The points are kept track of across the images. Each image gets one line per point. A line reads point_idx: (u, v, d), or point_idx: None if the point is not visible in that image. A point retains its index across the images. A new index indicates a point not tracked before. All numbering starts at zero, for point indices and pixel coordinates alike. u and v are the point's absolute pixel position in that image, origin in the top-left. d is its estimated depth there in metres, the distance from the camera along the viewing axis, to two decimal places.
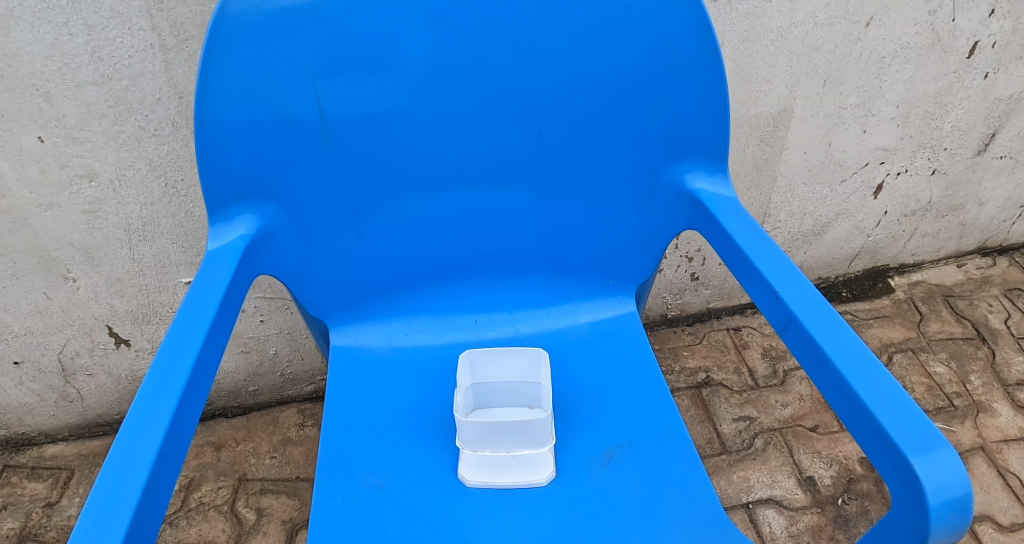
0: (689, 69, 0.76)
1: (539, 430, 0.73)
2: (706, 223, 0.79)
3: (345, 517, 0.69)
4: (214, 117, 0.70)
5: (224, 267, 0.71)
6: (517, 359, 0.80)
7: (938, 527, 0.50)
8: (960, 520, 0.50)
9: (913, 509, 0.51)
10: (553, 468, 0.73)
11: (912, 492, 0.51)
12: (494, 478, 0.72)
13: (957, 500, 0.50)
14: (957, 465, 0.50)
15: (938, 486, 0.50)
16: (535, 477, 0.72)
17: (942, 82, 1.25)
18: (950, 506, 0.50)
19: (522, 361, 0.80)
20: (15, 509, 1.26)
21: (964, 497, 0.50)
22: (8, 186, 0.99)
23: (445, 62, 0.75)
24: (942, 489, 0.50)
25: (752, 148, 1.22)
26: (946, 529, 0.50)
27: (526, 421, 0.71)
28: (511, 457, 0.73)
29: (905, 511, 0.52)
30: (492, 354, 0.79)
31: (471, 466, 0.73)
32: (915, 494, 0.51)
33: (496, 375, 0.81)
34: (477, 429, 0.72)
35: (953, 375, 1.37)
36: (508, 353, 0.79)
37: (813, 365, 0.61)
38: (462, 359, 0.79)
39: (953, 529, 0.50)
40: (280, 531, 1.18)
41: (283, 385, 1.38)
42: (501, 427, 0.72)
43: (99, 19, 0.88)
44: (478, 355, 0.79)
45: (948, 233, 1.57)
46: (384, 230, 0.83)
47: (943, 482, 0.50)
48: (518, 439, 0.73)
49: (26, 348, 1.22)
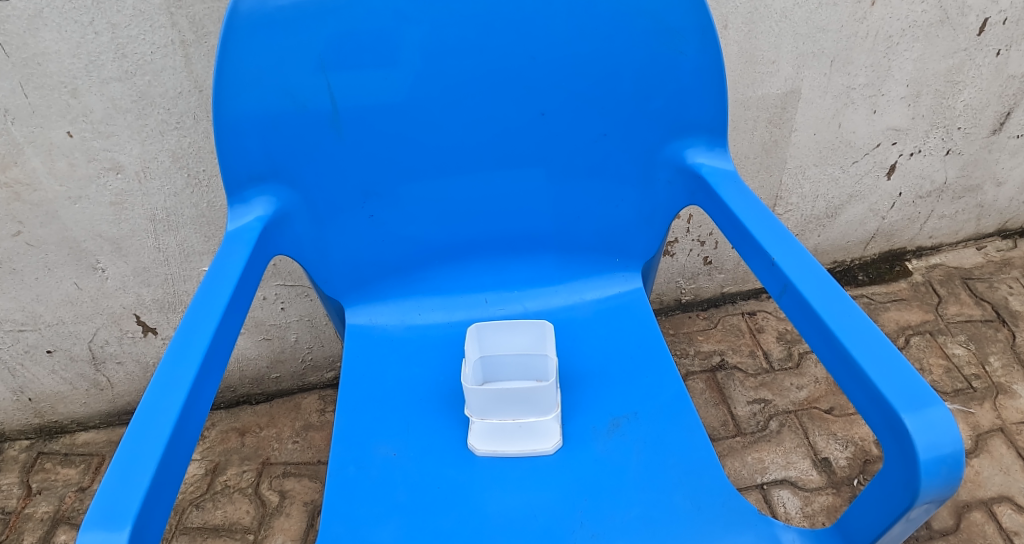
0: (685, 46, 0.77)
1: (545, 397, 0.74)
2: (707, 198, 0.80)
3: (357, 485, 0.71)
4: (229, 104, 0.73)
5: (241, 247, 0.74)
6: (522, 332, 0.82)
7: (930, 482, 0.51)
8: (952, 476, 0.50)
9: (904, 464, 0.52)
10: (559, 437, 0.75)
11: (904, 448, 0.52)
12: (503, 446, 0.74)
13: (948, 456, 0.51)
14: (949, 423, 0.51)
15: (927, 442, 0.51)
16: (542, 445, 0.74)
17: (952, 60, 1.25)
18: (940, 462, 0.51)
19: (527, 334, 0.82)
20: (49, 493, 1.32)
21: (955, 453, 0.51)
22: (39, 179, 1.04)
23: (448, 47, 0.77)
24: (932, 445, 0.51)
25: (761, 130, 1.23)
26: (936, 484, 0.51)
27: (531, 389, 0.73)
28: (519, 426, 0.75)
29: (899, 468, 0.53)
30: (499, 328, 0.81)
31: (480, 435, 0.75)
32: (906, 450, 0.52)
33: (503, 349, 0.83)
34: (484, 398, 0.74)
35: (971, 356, 1.36)
36: (514, 326, 0.81)
37: (810, 330, 0.62)
38: (468, 334, 0.80)
39: (945, 485, 0.51)
40: (302, 512, 1.22)
41: (304, 372, 1.41)
42: (507, 396, 0.74)
43: (122, 18, 0.92)
44: (485, 330, 0.81)
45: (966, 215, 1.55)
46: (395, 211, 0.85)
47: (933, 439, 0.51)
48: (526, 407, 0.75)
49: (58, 337, 1.27)
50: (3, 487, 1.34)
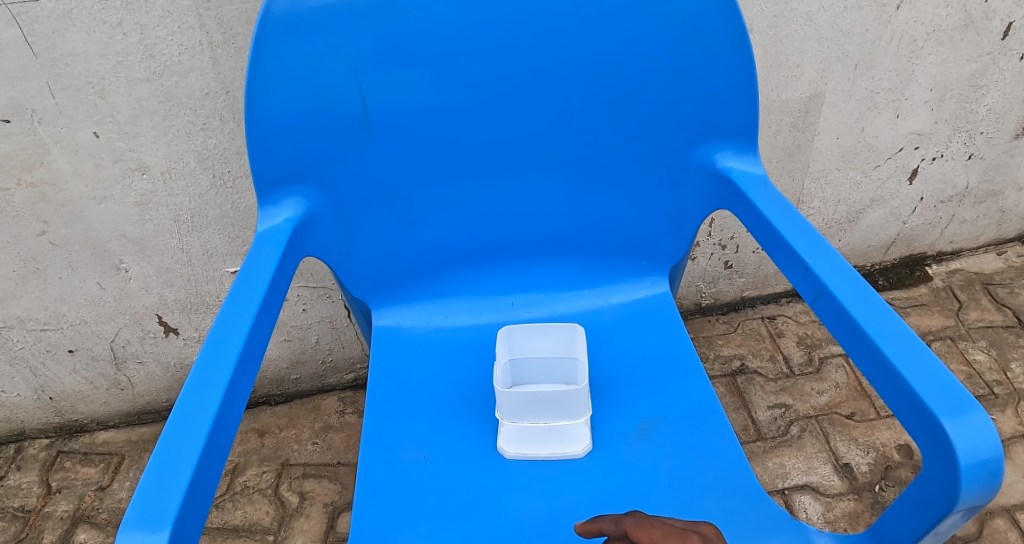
0: (716, 50, 0.77)
1: (575, 400, 0.75)
2: (737, 202, 0.80)
3: (386, 487, 0.71)
4: (263, 105, 0.74)
5: (272, 248, 0.74)
6: (552, 335, 0.82)
7: (969, 487, 0.50)
8: (993, 481, 0.50)
9: (944, 469, 0.52)
10: (589, 441, 0.75)
11: (943, 453, 0.52)
12: (532, 449, 0.74)
13: (988, 462, 0.50)
14: (989, 428, 0.51)
15: (967, 447, 0.50)
16: (572, 449, 0.74)
17: (976, 64, 1.24)
18: (981, 468, 0.50)
19: (557, 338, 0.82)
20: (68, 492, 1.32)
21: (995, 459, 0.50)
22: (65, 179, 1.05)
23: (480, 49, 0.77)
24: (972, 450, 0.50)
25: (784, 134, 1.22)
26: (976, 490, 0.50)
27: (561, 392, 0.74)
28: (548, 430, 0.75)
29: (938, 472, 0.52)
30: (529, 331, 0.82)
31: (509, 438, 0.75)
32: (945, 455, 0.51)
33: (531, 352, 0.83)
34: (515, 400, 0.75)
35: (992, 362, 1.35)
36: (544, 329, 0.82)
37: (845, 334, 0.61)
38: (500, 337, 0.82)
39: (984, 490, 0.50)
40: (322, 514, 1.22)
41: (324, 373, 1.41)
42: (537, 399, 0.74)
43: (151, 18, 0.92)
44: (515, 333, 0.82)
45: (987, 220, 1.54)
46: (423, 213, 0.85)
47: (973, 444, 0.50)
48: (556, 410, 0.75)
49: (80, 337, 1.28)
50: (23, 486, 1.34)
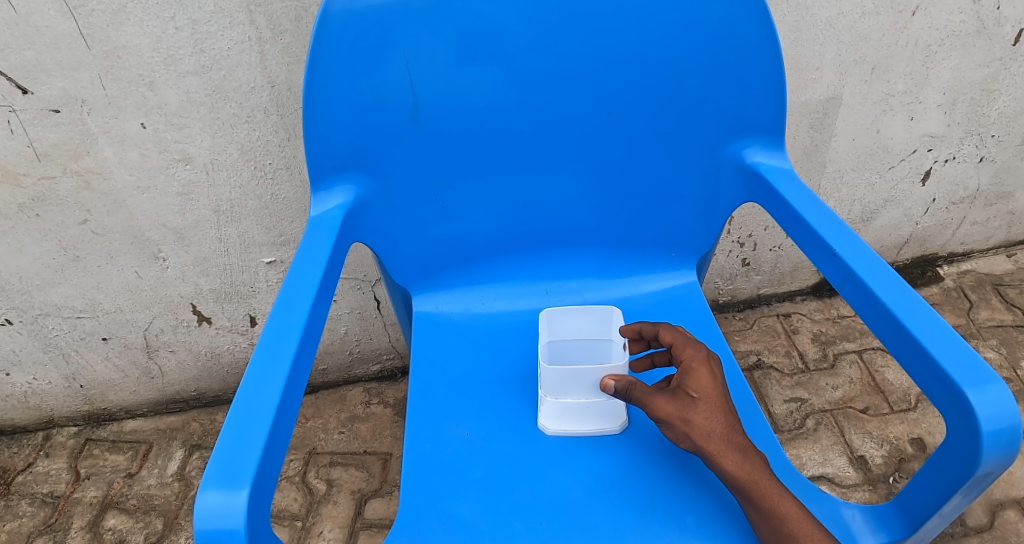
0: (749, 51, 0.81)
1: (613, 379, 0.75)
2: (766, 194, 0.83)
3: (433, 461, 0.75)
4: (320, 97, 0.78)
5: (325, 233, 0.78)
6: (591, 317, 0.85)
7: (990, 451, 0.54)
8: (1012, 446, 0.54)
9: (966, 435, 0.55)
10: (626, 417, 0.78)
11: (966, 420, 0.55)
12: (573, 426, 0.77)
13: (1007, 428, 0.54)
14: (1008, 398, 0.54)
15: (989, 415, 0.54)
16: (610, 425, 0.77)
17: (988, 69, 1.28)
18: (1001, 434, 0.54)
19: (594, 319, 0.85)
20: (98, 478, 1.35)
21: (1015, 426, 0.54)
22: (110, 169, 1.08)
23: (523, 47, 0.81)
24: (993, 418, 0.54)
25: (802, 135, 1.26)
26: (997, 454, 0.54)
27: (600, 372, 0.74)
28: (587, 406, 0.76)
29: (960, 438, 0.56)
30: (569, 313, 0.84)
31: (549, 415, 0.77)
32: (968, 422, 0.55)
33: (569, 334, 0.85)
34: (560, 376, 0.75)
35: (1003, 360, 1.38)
36: (582, 312, 0.85)
37: (872, 315, 0.65)
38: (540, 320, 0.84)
39: (1005, 455, 0.54)
40: (349, 500, 1.25)
41: (351, 364, 1.45)
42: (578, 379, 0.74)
43: (203, 14, 0.96)
44: (555, 316, 0.84)
45: (997, 222, 1.58)
46: (464, 202, 0.89)
47: (995, 412, 0.54)
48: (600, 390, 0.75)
49: (115, 325, 1.31)
50: (53, 472, 1.37)
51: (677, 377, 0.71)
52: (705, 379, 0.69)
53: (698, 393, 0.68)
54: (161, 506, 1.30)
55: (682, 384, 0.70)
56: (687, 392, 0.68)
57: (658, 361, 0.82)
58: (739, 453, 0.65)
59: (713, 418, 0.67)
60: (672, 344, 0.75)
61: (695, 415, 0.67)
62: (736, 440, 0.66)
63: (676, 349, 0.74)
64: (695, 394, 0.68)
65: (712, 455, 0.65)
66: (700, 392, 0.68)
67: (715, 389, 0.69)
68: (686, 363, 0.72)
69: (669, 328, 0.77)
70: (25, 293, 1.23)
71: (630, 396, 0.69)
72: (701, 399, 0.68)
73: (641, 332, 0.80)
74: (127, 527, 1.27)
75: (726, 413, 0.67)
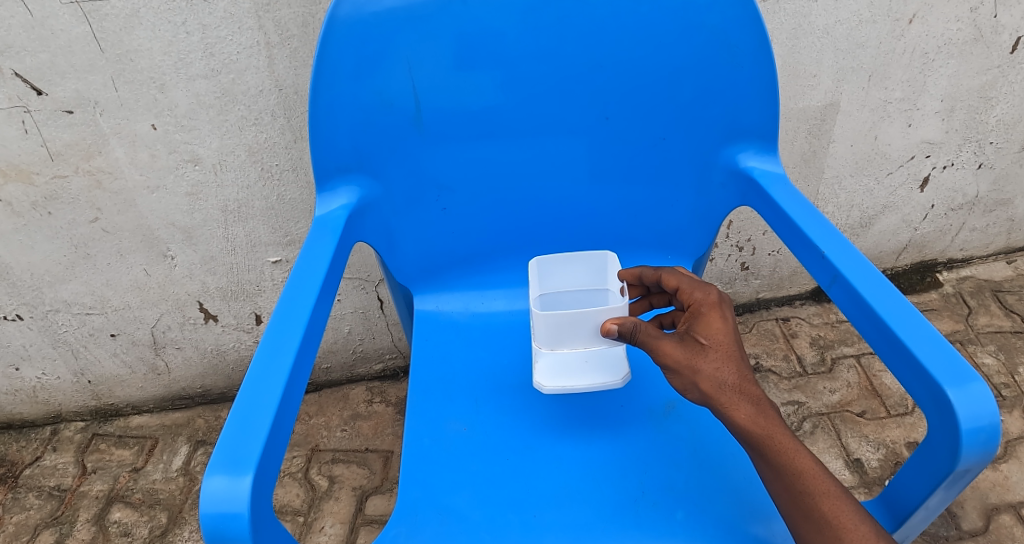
0: (742, 59, 0.83)
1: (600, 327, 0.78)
2: (759, 199, 0.85)
3: (432, 455, 0.77)
4: (325, 101, 0.80)
5: (329, 233, 0.80)
6: (585, 262, 0.88)
7: (970, 448, 0.57)
8: (990, 443, 0.57)
9: (947, 431, 0.58)
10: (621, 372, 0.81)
11: (946, 418, 0.58)
12: (570, 381, 0.81)
13: (986, 426, 0.56)
14: (988, 397, 0.57)
15: (969, 413, 0.57)
16: (607, 378, 0.81)
17: (986, 76, 1.29)
18: (980, 431, 0.57)
19: (589, 266, 0.88)
20: (104, 472, 1.37)
21: (993, 424, 0.56)
22: (121, 169, 1.11)
23: (524, 53, 0.83)
24: (972, 416, 0.57)
25: (800, 141, 1.28)
26: (976, 451, 0.57)
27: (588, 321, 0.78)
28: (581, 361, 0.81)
29: (940, 435, 0.59)
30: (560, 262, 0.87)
31: (546, 374, 0.81)
32: (948, 419, 0.58)
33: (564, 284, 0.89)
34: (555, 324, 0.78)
35: (1001, 366, 1.39)
36: (574, 261, 0.87)
37: (858, 316, 0.67)
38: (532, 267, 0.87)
39: (983, 451, 0.57)
40: (350, 497, 1.27)
41: (354, 363, 1.47)
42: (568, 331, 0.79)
43: (213, 19, 0.99)
44: (546, 263, 0.87)
45: (997, 228, 1.59)
46: (465, 204, 0.91)
47: (974, 410, 0.57)
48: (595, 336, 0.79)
49: (123, 322, 1.34)
50: (59, 466, 1.39)
51: (688, 322, 0.72)
52: (715, 324, 0.70)
53: (709, 340, 0.69)
54: (165, 501, 1.32)
55: (691, 329, 0.71)
56: (697, 338, 0.69)
57: (657, 302, 0.87)
58: (753, 405, 0.66)
59: (724, 367, 0.67)
60: (678, 289, 0.77)
61: (705, 362, 0.68)
62: (750, 391, 0.66)
63: (682, 294, 0.76)
64: (705, 341, 0.69)
65: (723, 406, 0.66)
66: (711, 339, 0.69)
67: (727, 335, 0.69)
68: (695, 308, 0.73)
69: (672, 272, 0.79)
70: (36, 289, 1.25)
71: (636, 339, 0.71)
72: (712, 347, 0.68)
73: (641, 276, 0.82)
74: (132, 521, 1.29)
75: (738, 361, 0.68)
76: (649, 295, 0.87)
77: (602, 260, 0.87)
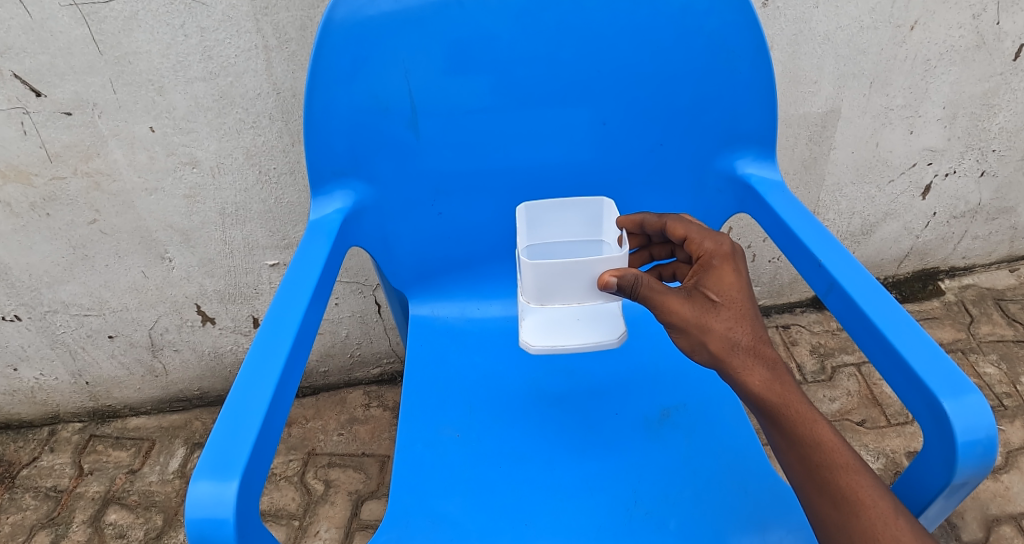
0: (740, 64, 0.82)
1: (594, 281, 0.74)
2: (756, 205, 0.85)
3: (424, 461, 0.76)
4: (320, 105, 0.80)
5: (323, 237, 0.79)
6: (578, 210, 0.85)
7: (966, 460, 0.56)
8: (987, 455, 0.56)
9: (943, 442, 0.57)
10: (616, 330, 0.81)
11: (942, 429, 0.57)
12: (562, 343, 0.80)
13: (983, 438, 0.56)
14: (985, 408, 0.56)
15: (965, 425, 0.56)
16: (603, 337, 0.80)
17: (988, 84, 1.29)
18: (976, 443, 0.56)
19: (582, 213, 0.85)
20: (100, 473, 1.37)
21: (990, 436, 0.56)
22: (119, 171, 1.11)
23: (520, 57, 0.83)
24: (969, 428, 0.56)
25: (801, 147, 1.27)
26: (972, 463, 0.56)
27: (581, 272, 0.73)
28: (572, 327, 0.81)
29: (936, 447, 0.58)
30: (554, 207, 0.84)
31: (535, 334, 0.80)
32: (944, 430, 0.57)
33: (554, 235, 0.86)
34: (547, 273, 0.73)
35: (1003, 375, 1.38)
36: (567, 205, 0.84)
37: (854, 325, 0.66)
38: (518, 214, 0.83)
39: (980, 463, 0.56)
40: (346, 501, 1.26)
41: (352, 367, 1.46)
42: (560, 285, 0.74)
43: (212, 22, 0.99)
44: (534, 209, 0.84)
45: (1000, 236, 1.58)
46: (462, 209, 0.91)
47: (970, 422, 0.56)
48: (590, 289, 0.74)
49: (121, 323, 1.34)
50: (56, 466, 1.39)
51: (697, 274, 0.70)
52: (728, 280, 0.67)
53: (721, 297, 0.67)
54: (161, 503, 1.32)
55: (701, 285, 0.68)
56: (707, 295, 0.67)
57: (657, 254, 0.86)
58: (768, 370, 0.64)
59: (736, 328, 0.65)
60: (686, 237, 0.74)
61: (717, 322, 0.66)
62: (764, 354, 0.65)
63: (691, 243, 0.73)
64: (717, 298, 0.67)
65: (736, 371, 0.65)
66: (723, 296, 0.67)
67: (739, 291, 0.67)
68: (705, 260, 0.70)
69: (678, 220, 0.76)
70: (34, 290, 1.25)
71: (637, 293, 0.68)
72: (725, 305, 0.66)
73: (642, 224, 0.79)
74: (128, 522, 1.28)
75: (752, 321, 0.66)
76: (649, 247, 0.85)
77: (597, 207, 0.84)
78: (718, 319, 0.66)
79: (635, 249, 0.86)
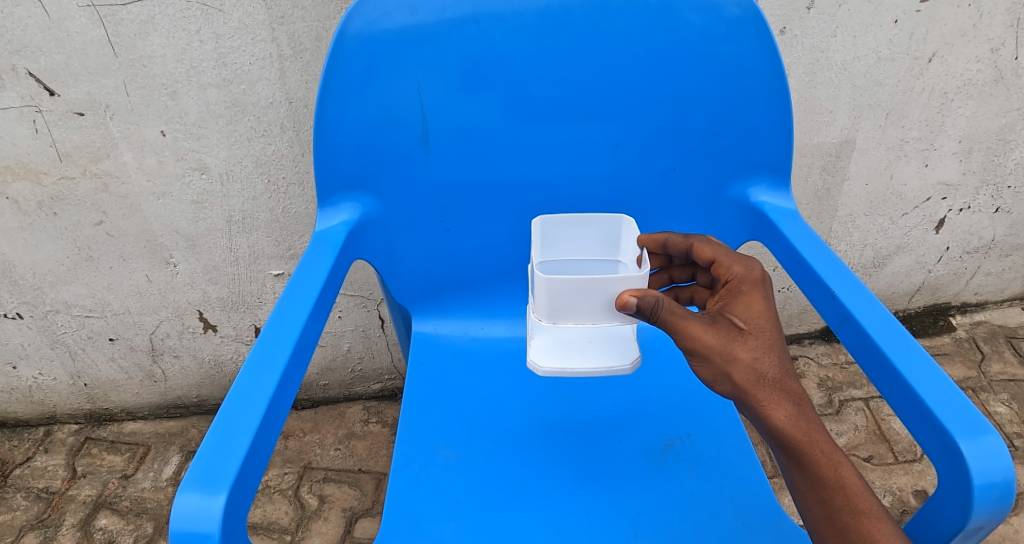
0: (756, 91, 0.81)
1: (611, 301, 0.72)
2: (769, 233, 0.83)
3: (418, 483, 0.74)
4: (332, 117, 0.79)
5: (327, 249, 0.78)
6: (597, 228, 0.83)
7: (981, 504, 0.54)
8: (1004, 500, 0.54)
9: (958, 486, 0.55)
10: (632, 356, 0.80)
11: (957, 471, 0.55)
12: (572, 365, 0.79)
13: (1000, 482, 0.54)
14: (1002, 451, 0.54)
15: (981, 468, 0.54)
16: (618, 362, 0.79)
17: (1005, 118, 1.27)
18: (993, 487, 0.54)
19: (600, 231, 0.83)
20: (93, 477, 1.35)
21: (1007, 480, 0.54)
22: (128, 173, 1.11)
23: (533, 75, 0.82)
24: (985, 471, 0.54)
25: (814, 177, 1.26)
26: (988, 507, 0.54)
27: (601, 288, 0.70)
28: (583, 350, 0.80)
29: (949, 489, 0.56)
30: (571, 222, 0.83)
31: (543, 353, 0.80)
32: (960, 473, 0.55)
33: (571, 252, 0.85)
34: (559, 291, 0.71)
35: (1014, 415, 1.35)
36: (587, 220, 0.82)
37: (867, 359, 0.64)
38: (535, 227, 0.82)
39: (996, 508, 0.54)
40: (339, 518, 1.24)
41: (352, 381, 1.45)
42: (575, 303, 0.72)
43: (227, 29, 0.99)
44: (551, 224, 0.83)
45: (1013, 273, 1.56)
46: (471, 226, 0.90)
47: (987, 465, 0.54)
48: (604, 309, 0.72)
49: (122, 326, 1.33)
50: (50, 468, 1.38)
51: (725, 300, 0.68)
52: (757, 309, 0.66)
53: (748, 325, 0.65)
54: (152, 510, 1.29)
55: (728, 311, 0.67)
56: (734, 322, 0.65)
57: (677, 277, 0.84)
58: (794, 406, 0.62)
59: (763, 358, 0.64)
60: (714, 260, 0.73)
61: (743, 350, 0.64)
62: (790, 390, 0.63)
63: (719, 266, 0.72)
64: (745, 326, 0.65)
65: (761, 405, 0.62)
66: (750, 324, 0.65)
67: (768, 321, 0.65)
68: (734, 284, 0.69)
69: (705, 242, 0.75)
70: (37, 289, 1.25)
71: (657, 316, 0.66)
72: (753, 333, 0.65)
73: (666, 244, 0.78)
74: (118, 528, 1.26)
75: (779, 353, 0.64)
76: (669, 268, 0.83)
77: (616, 226, 0.83)
78: (745, 348, 0.64)
79: (654, 269, 0.84)
